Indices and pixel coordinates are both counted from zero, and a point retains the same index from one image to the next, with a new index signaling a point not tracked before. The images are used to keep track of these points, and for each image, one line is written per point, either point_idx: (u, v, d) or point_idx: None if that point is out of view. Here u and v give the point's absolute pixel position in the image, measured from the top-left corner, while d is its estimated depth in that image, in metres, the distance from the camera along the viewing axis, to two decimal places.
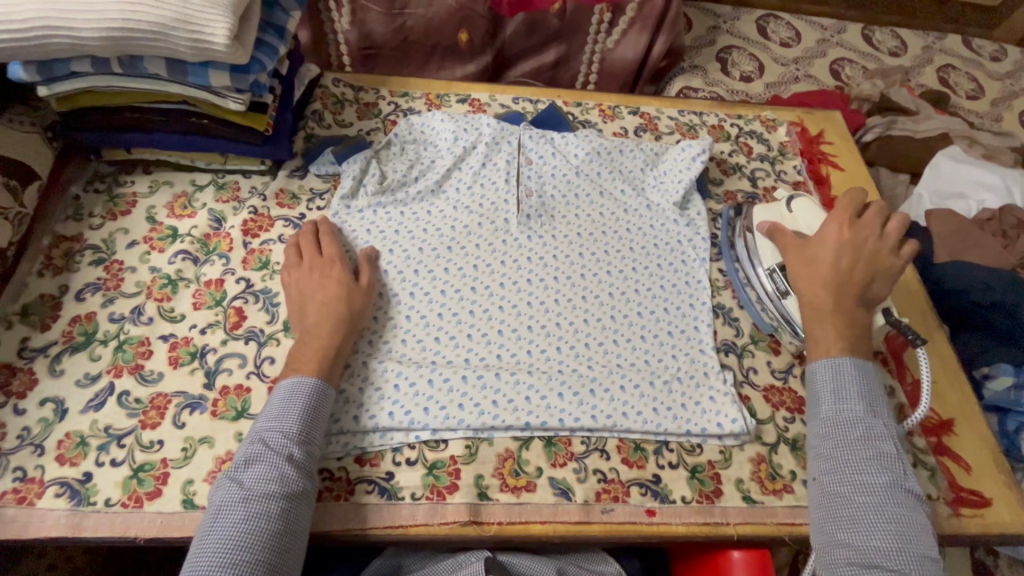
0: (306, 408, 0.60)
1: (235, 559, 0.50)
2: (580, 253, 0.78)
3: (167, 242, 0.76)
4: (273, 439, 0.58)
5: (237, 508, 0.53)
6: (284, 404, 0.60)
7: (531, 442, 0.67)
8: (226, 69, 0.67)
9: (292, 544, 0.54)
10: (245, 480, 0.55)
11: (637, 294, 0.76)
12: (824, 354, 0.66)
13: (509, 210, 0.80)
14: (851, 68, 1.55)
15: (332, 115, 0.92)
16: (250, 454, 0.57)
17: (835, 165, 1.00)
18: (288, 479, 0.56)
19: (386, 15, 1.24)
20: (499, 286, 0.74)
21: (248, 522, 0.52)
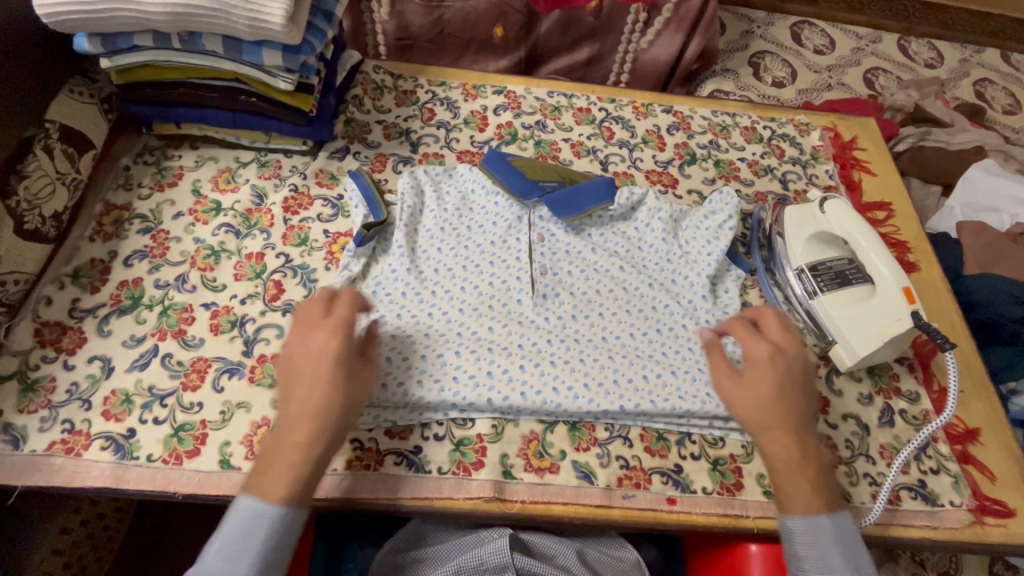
0: (271, 523, 0.53)
1: None
2: (607, 334, 0.73)
3: (211, 215, 0.78)
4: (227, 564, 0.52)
5: None
6: (240, 526, 0.53)
7: (555, 426, 0.68)
8: (279, 49, 0.69)
9: None
10: None
11: (678, 378, 0.69)
12: (802, 510, 0.59)
13: (521, 291, 0.74)
14: (885, 78, 1.53)
15: (372, 101, 0.94)
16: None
17: (868, 171, 1.00)
18: None
19: (424, 8, 1.27)
20: (518, 326, 0.71)
21: None
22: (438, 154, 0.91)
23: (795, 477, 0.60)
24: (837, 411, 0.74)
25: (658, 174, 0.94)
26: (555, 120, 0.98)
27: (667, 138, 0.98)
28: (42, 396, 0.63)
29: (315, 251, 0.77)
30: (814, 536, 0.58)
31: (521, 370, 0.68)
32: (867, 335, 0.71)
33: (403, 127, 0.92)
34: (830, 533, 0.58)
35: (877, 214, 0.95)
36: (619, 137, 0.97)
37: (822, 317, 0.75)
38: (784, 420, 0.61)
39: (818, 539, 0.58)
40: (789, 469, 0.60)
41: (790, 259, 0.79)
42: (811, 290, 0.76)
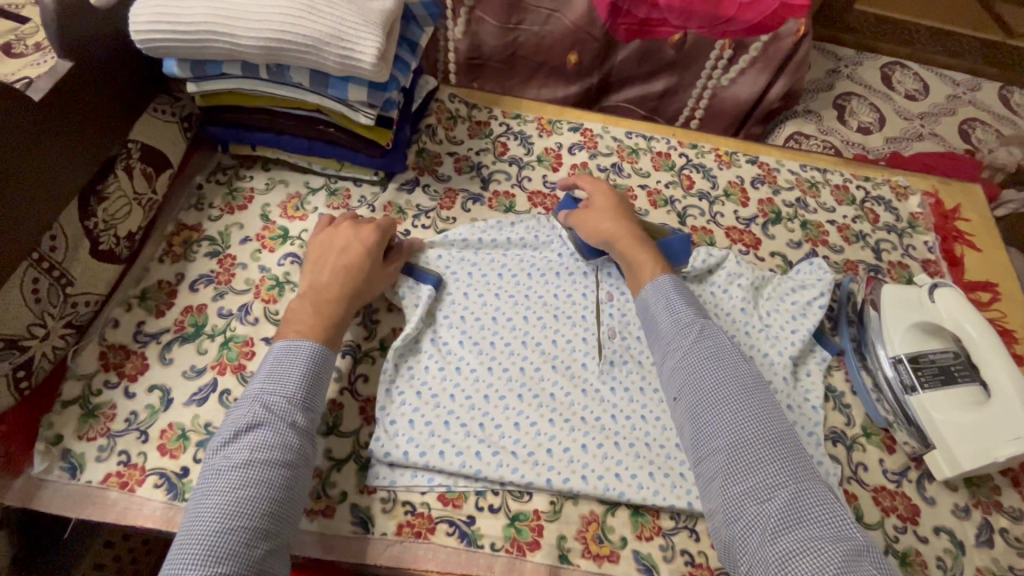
0: (280, 476, 0.53)
1: (238, 523, 0.49)
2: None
3: (279, 242, 0.77)
4: (272, 387, 0.58)
5: (237, 473, 0.51)
6: (284, 358, 0.60)
7: (617, 509, 0.63)
8: (365, 85, 0.67)
9: (281, 520, 0.52)
10: (244, 446, 0.53)
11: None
12: (648, 278, 0.69)
13: (587, 355, 0.72)
14: (983, 131, 1.42)
15: (445, 131, 0.92)
16: (241, 429, 0.54)
17: (971, 245, 0.91)
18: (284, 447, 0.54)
19: (500, 29, 1.24)
20: (581, 395, 0.69)
21: (246, 488, 0.51)
22: (508, 193, 0.87)
23: (637, 257, 0.72)
24: (927, 522, 0.67)
25: (739, 232, 0.88)
26: (633, 163, 0.93)
27: (751, 192, 0.92)
28: (102, 423, 0.62)
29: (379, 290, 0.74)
30: (735, 431, 0.55)
31: (582, 448, 0.65)
32: (974, 447, 0.64)
33: (475, 161, 0.90)
34: (749, 426, 0.54)
35: (981, 295, 0.86)
36: (700, 187, 0.92)
37: (919, 416, 0.68)
38: (641, 235, 0.74)
39: (734, 441, 0.54)
40: (637, 249, 0.72)
41: (887, 344, 0.73)
42: (908, 384, 0.70)
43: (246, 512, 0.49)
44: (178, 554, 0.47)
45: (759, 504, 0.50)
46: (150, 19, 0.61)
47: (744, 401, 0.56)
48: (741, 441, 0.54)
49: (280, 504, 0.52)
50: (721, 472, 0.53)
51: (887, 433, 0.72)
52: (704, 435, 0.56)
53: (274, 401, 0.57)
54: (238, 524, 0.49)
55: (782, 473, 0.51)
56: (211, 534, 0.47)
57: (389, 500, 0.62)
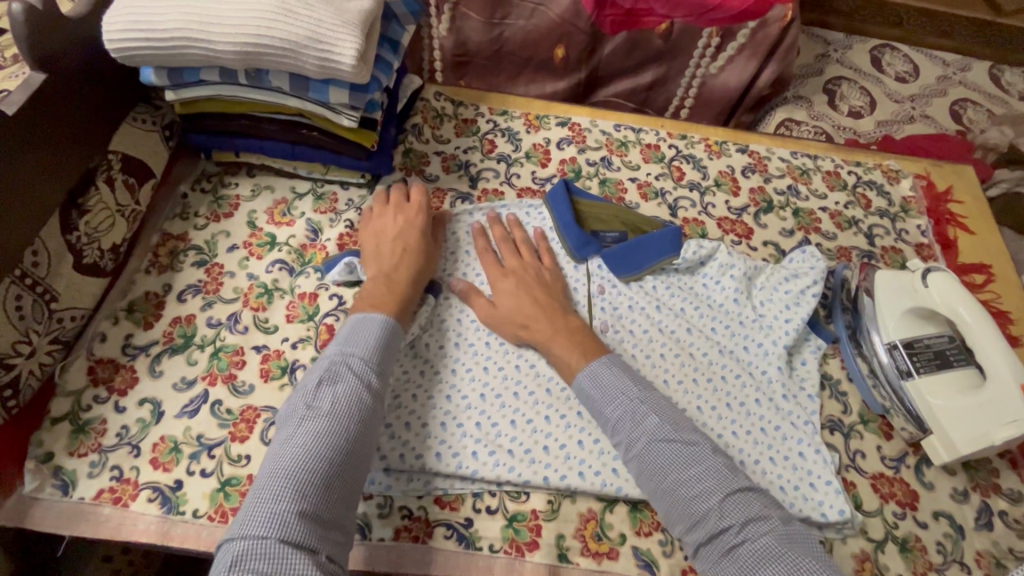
0: (352, 429, 0.54)
1: (310, 469, 0.50)
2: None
3: (266, 249, 0.77)
4: (351, 348, 0.60)
5: (311, 422, 0.53)
6: (360, 326, 0.62)
7: (616, 505, 0.63)
8: (346, 87, 0.66)
9: (350, 471, 0.53)
10: (318, 401, 0.55)
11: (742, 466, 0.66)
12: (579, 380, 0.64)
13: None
14: (974, 111, 1.41)
15: (431, 130, 0.91)
16: (325, 379, 0.57)
17: (964, 227, 0.91)
18: (357, 401, 0.56)
19: (485, 25, 1.23)
20: None
21: (316, 436, 0.52)
22: (497, 190, 0.87)
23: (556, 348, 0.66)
24: (926, 507, 0.66)
25: (730, 222, 0.87)
26: (622, 156, 0.92)
27: (742, 181, 0.92)
28: (93, 439, 0.62)
29: None
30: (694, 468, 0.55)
31: (579, 444, 0.65)
32: (971, 429, 0.64)
33: (462, 159, 0.89)
34: (688, 468, 0.55)
35: (975, 277, 0.86)
36: (690, 178, 0.91)
37: (916, 401, 0.68)
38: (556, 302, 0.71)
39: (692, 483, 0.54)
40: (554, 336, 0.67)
41: (880, 329, 0.72)
42: (903, 369, 0.69)
43: (319, 458, 0.51)
44: (259, 489, 0.49)
45: (724, 544, 0.51)
46: (124, 27, 0.60)
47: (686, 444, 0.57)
48: (687, 486, 0.54)
49: (348, 460, 0.53)
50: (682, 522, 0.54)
51: (883, 419, 0.72)
52: (654, 488, 0.56)
53: (353, 363, 0.59)
54: (309, 470, 0.50)
55: (737, 511, 0.52)
56: (283, 478, 0.49)
57: (386, 506, 0.61)
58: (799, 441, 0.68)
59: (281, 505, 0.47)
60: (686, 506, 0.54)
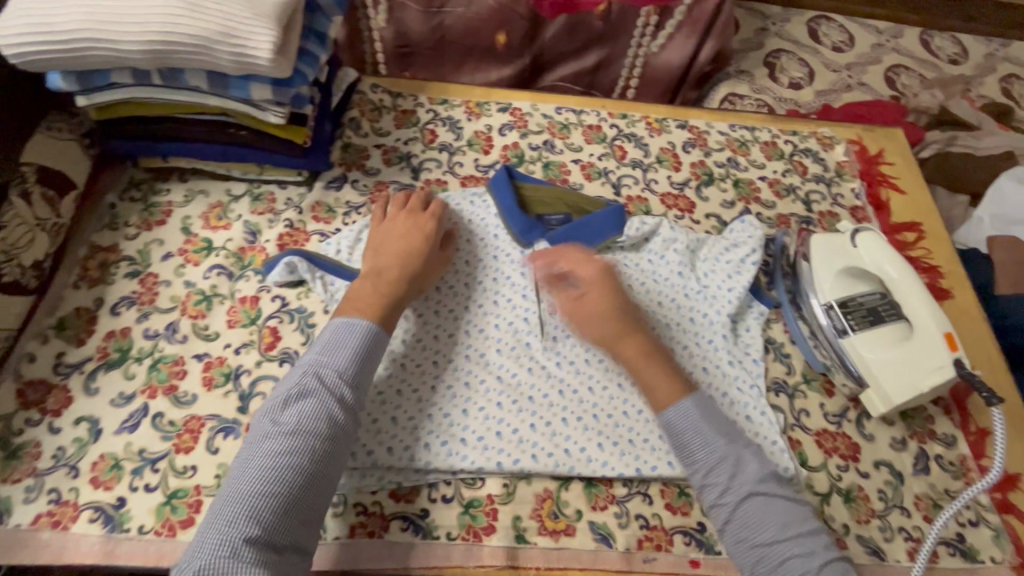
0: (317, 449, 0.53)
1: (266, 495, 0.49)
2: (620, 380, 0.70)
3: (202, 255, 0.75)
4: (325, 358, 0.58)
5: (278, 440, 0.52)
6: (338, 334, 0.60)
7: (571, 483, 0.64)
8: (268, 82, 0.64)
9: (310, 495, 0.52)
10: (284, 417, 0.54)
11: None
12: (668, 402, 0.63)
13: (530, 334, 0.72)
14: (907, 76, 1.46)
15: (370, 123, 0.90)
16: (299, 389, 0.55)
17: (895, 188, 0.94)
18: (322, 418, 0.54)
19: (424, 14, 1.22)
20: (527, 373, 0.69)
21: (278, 458, 0.51)
22: (440, 180, 0.86)
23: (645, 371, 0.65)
24: (868, 458, 0.69)
25: (673, 197, 0.88)
26: (564, 139, 0.92)
27: (683, 156, 0.93)
28: (27, 463, 0.59)
29: (311, 293, 0.73)
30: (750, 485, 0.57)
31: (531, 427, 0.65)
32: (903, 379, 0.67)
33: (404, 151, 0.88)
34: (749, 480, 0.58)
35: (907, 235, 0.89)
36: (632, 157, 0.92)
37: (853, 358, 0.70)
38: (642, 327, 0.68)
39: (746, 502, 0.56)
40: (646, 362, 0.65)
41: (817, 292, 0.75)
42: (840, 327, 0.72)
43: (281, 480, 0.50)
44: (216, 514, 0.48)
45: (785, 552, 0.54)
46: (18, 29, 0.57)
47: (755, 466, 0.59)
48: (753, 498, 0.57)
49: (308, 484, 0.51)
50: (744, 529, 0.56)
51: (825, 377, 0.74)
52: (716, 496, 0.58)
53: (327, 374, 0.57)
54: (266, 497, 0.49)
55: (795, 523, 0.55)
56: (237, 505, 0.48)
57: (340, 504, 0.61)
58: (745, 405, 0.70)
59: (233, 533, 0.47)
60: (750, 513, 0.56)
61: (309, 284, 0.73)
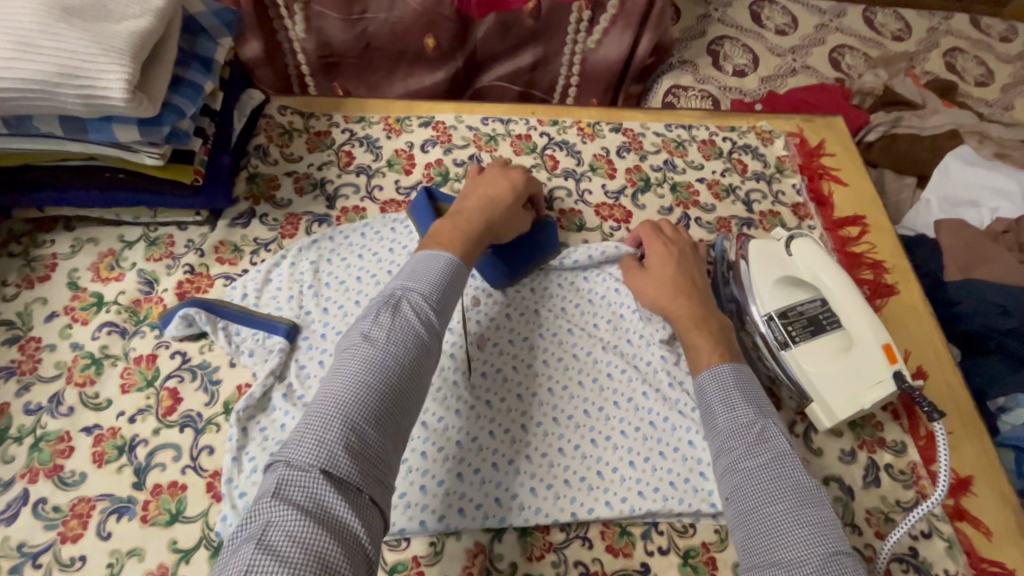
0: (396, 366, 0.50)
1: (356, 410, 0.46)
2: (554, 414, 0.66)
3: (92, 312, 0.68)
4: (412, 282, 0.56)
5: (357, 358, 0.50)
6: (424, 264, 0.58)
7: (504, 534, 0.60)
8: (133, 122, 0.59)
9: (394, 414, 0.49)
10: (373, 337, 0.51)
11: (632, 467, 0.63)
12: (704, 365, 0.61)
13: (455, 371, 0.67)
14: (852, 56, 1.43)
15: (279, 149, 0.83)
16: (377, 311, 0.53)
17: (838, 180, 0.91)
18: (413, 338, 0.52)
19: (344, 22, 1.14)
20: (454, 415, 0.64)
21: (362, 371, 0.49)
22: (358, 207, 0.80)
23: (694, 336, 0.64)
24: (817, 474, 0.66)
25: (609, 207, 0.84)
26: (491, 152, 0.87)
27: (618, 162, 0.88)
28: None
29: (215, 345, 0.67)
30: (766, 455, 0.53)
31: (458, 476, 0.61)
32: (846, 394, 0.64)
33: (317, 177, 0.82)
34: (745, 462, 0.53)
35: (850, 230, 0.86)
36: (564, 166, 0.87)
37: (796, 372, 0.67)
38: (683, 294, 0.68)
39: (767, 469, 0.52)
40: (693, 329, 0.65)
41: (757, 302, 0.70)
42: (782, 340, 0.67)
43: (361, 396, 0.47)
44: (305, 425, 0.46)
45: (775, 539, 0.48)
46: None
47: (774, 444, 0.54)
48: (753, 476, 0.52)
49: (394, 403, 0.49)
50: (740, 512, 0.51)
51: (770, 390, 0.72)
52: (725, 479, 0.54)
53: (416, 298, 0.55)
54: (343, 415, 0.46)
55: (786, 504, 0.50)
56: (316, 422, 0.46)
57: None
58: (689, 429, 0.65)
59: (329, 442, 0.44)
60: (748, 492, 0.51)
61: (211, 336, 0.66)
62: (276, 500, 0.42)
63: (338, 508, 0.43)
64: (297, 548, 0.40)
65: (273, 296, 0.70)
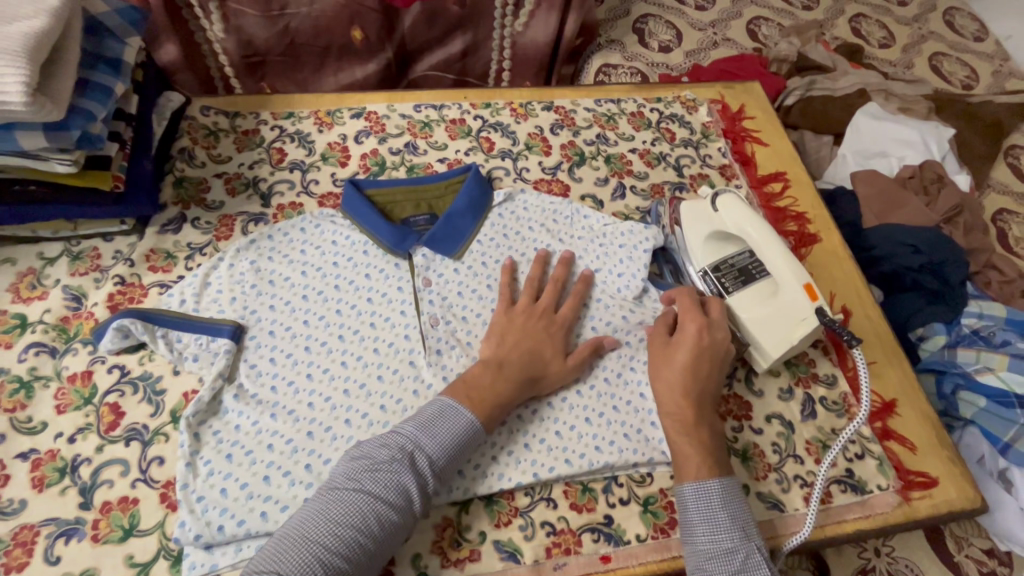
0: (373, 522, 0.50)
1: (325, 561, 0.47)
2: None
3: (15, 334, 0.64)
4: (423, 437, 0.56)
5: (346, 502, 0.50)
6: (442, 417, 0.57)
7: (470, 505, 0.61)
8: (38, 128, 0.56)
9: (358, 571, 0.49)
10: (367, 487, 0.52)
11: (588, 424, 0.65)
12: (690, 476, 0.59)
13: (413, 352, 0.67)
14: (767, 26, 1.50)
15: (206, 151, 0.81)
16: (380, 458, 0.54)
17: (759, 141, 0.97)
18: (397, 499, 0.52)
19: (265, 19, 1.11)
20: (411, 396, 0.64)
21: (343, 519, 0.50)
22: (295, 203, 0.79)
23: (682, 442, 0.61)
24: (760, 414, 0.71)
25: (547, 182, 0.86)
26: (427, 138, 0.87)
27: (552, 139, 0.90)
28: None
29: (155, 354, 0.65)
30: (716, 544, 0.55)
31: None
32: (778, 336, 0.68)
33: (249, 176, 0.80)
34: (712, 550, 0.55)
35: (774, 186, 0.92)
36: (500, 147, 0.88)
37: (728, 319, 0.72)
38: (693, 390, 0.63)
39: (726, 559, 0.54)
40: (676, 433, 0.62)
41: (693, 261, 0.75)
42: (717, 292, 0.72)
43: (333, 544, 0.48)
44: (276, 555, 0.47)
45: None
46: None
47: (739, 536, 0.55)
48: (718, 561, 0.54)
49: (360, 556, 0.49)
50: None
51: None
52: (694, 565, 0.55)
53: (422, 460, 0.55)
54: (309, 561, 0.47)
55: None
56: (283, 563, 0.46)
57: None
58: (639, 384, 0.68)
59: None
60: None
61: (150, 345, 0.64)
62: None
63: None
64: None
65: (214, 299, 0.68)
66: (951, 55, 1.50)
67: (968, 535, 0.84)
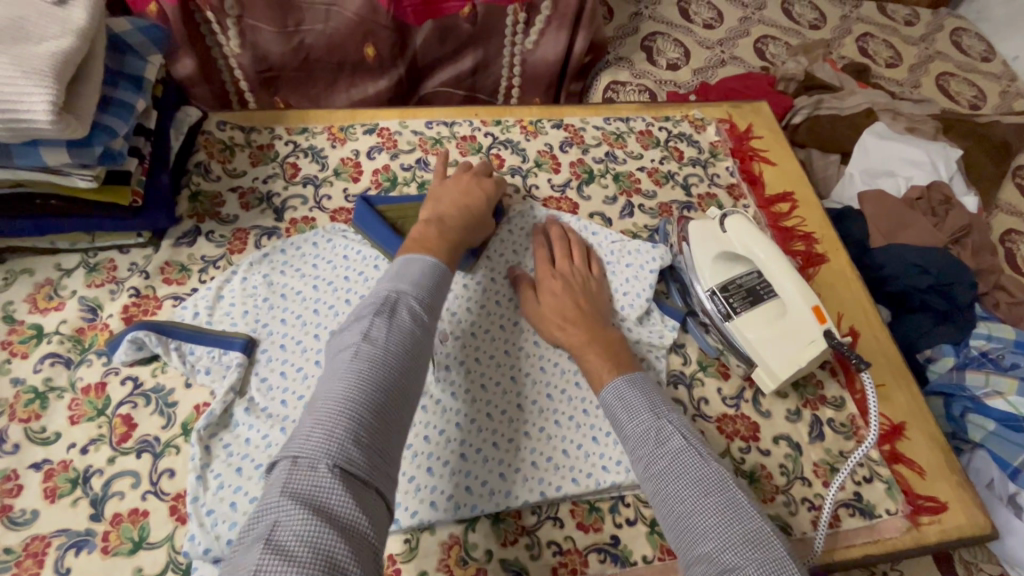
0: (393, 359, 0.48)
1: (360, 406, 0.44)
2: (518, 401, 0.67)
3: (32, 344, 0.65)
4: (404, 284, 0.54)
5: (360, 356, 0.47)
6: (413, 267, 0.56)
7: (476, 523, 0.61)
8: (62, 144, 0.58)
9: (397, 409, 0.47)
10: (371, 335, 0.49)
11: (595, 443, 0.65)
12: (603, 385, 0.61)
13: None
14: (775, 45, 1.52)
15: (221, 165, 0.82)
16: (370, 310, 0.51)
17: (767, 161, 0.97)
18: (405, 338, 0.50)
19: (280, 35, 1.13)
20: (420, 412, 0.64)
21: (361, 366, 0.47)
22: (308, 217, 0.80)
23: (589, 357, 0.65)
24: (767, 435, 0.71)
25: (556, 200, 0.87)
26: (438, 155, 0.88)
27: (561, 157, 0.91)
28: None
29: (168, 367, 0.66)
30: (666, 457, 0.53)
31: (428, 471, 0.62)
32: (786, 357, 0.69)
33: (263, 191, 0.81)
34: (659, 462, 0.53)
35: (781, 206, 0.92)
36: (510, 164, 0.89)
37: (736, 339, 0.72)
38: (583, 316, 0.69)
39: (675, 467, 0.52)
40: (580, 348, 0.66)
41: (700, 279, 0.75)
42: (725, 312, 0.72)
43: (362, 394, 0.45)
44: (311, 426, 0.43)
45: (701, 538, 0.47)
46: None
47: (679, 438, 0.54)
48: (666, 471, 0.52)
49: (394, 399, 0.47)
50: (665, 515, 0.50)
51: (719, 360, 0.76)
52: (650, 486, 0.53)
53: (411, 300, 0.53)
54: (347, 414, 0.44)
55: (695, 495, 0.50)
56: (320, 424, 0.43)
57: None
58: None
59: (337, 438, 0.42)
60: (669, 487, 0.51)
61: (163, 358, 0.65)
62: (285, 500, 0.39)
63: (346, 509, 0.40)
64: (306, 551, 0.37)
65: (226, 312, 0.69)
66: (959, 75, 1.51)
67: (977, 560, 0.84)
